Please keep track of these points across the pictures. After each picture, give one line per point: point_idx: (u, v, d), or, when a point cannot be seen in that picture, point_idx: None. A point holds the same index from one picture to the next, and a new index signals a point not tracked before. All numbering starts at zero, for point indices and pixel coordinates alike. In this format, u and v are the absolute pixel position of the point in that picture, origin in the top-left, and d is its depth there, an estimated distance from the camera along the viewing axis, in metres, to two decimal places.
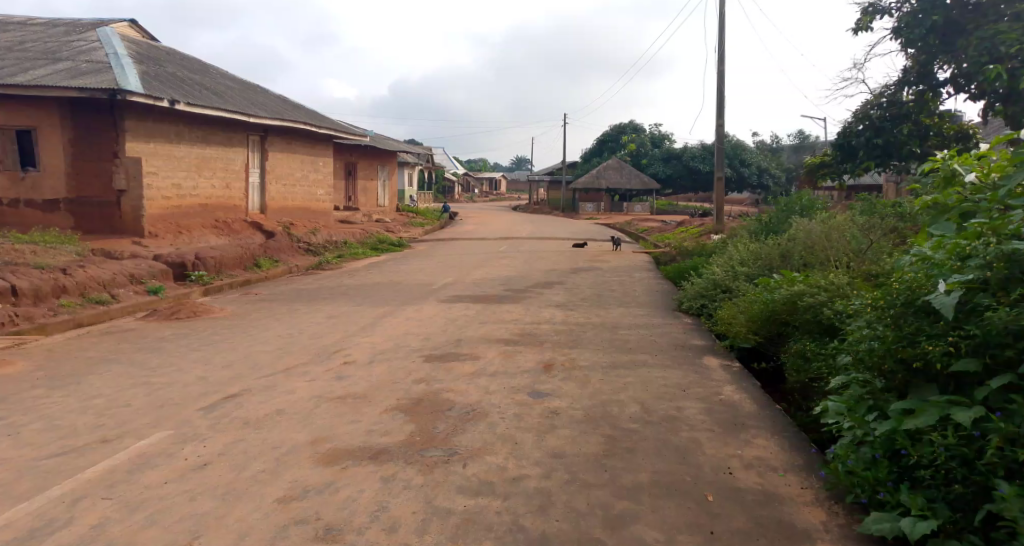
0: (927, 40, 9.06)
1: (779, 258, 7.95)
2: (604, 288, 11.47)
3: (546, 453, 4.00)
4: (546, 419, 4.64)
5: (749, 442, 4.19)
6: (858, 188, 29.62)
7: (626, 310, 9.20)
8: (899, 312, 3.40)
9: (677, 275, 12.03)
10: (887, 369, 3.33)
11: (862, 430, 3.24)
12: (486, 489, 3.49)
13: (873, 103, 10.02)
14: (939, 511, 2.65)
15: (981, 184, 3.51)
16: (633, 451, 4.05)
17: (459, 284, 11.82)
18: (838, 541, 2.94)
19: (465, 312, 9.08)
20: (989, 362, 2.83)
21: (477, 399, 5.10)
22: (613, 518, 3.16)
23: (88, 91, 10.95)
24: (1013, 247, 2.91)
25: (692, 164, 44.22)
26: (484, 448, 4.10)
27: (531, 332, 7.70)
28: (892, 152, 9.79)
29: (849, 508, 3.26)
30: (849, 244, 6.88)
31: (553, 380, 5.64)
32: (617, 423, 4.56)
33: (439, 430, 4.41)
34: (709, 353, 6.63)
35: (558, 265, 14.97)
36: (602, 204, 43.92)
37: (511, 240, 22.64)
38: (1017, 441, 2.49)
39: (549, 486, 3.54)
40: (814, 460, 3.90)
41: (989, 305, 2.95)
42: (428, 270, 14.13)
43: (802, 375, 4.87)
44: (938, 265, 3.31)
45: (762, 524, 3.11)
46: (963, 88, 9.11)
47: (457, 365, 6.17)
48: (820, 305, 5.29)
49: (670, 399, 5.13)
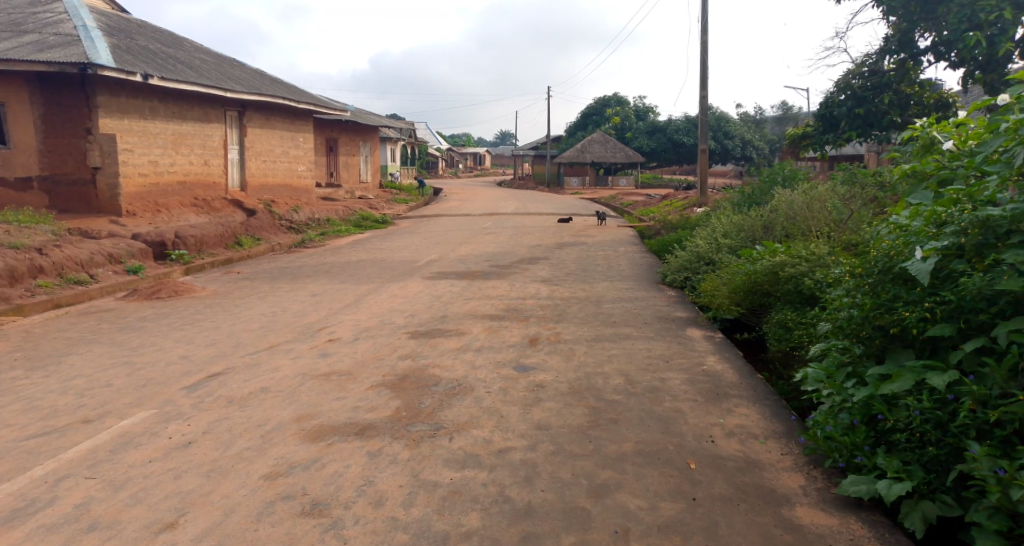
0: (909, 7, 9.06)
1: (762, 230, 8.03)
2: (589, 262, 11.51)
3: (532, 426, 4.04)
4: (531, 392, 4.67)
5: (731, 411, 4.26)
6: (837, 159, 30.16)
7: (610, 284, 9.26)
8: (878, 280, 3.49)
9: (661, 249, 12.08)
10: (866, 335, 3.42)
11: (840, 396, 3.30)
12: (473, 461, 3.53)
13: (855, 73, 10.07)
14: (914, 473, 2.71)
15: (958, 152, 3.56)
16: (617, 422, 4.09)
17: (444, 261, 11.79)
18: (816, 504, 3.01)
19: (450, 288, 9.07)
20: (964, 326, 2.89)
21: (463, 374, 5.13)
22: (598, 487, 3.21)
23: (57, 65, 10.62)
24: (986, 213, 2.96)
25: (676, 137, 44.20)
26: (469, 422, 4.12)
27: (515, 307, 7.71)
28: (874, 122, 9.82)
29: (827, 472, 3.33)
30: (831, 214, 6.95)
31: (538, 354, 5.69)
32: (601, 395, 4.60)
33: (425, 404, 4.42)
34: (692, 324, 6.69)
35: (544, 240, 14.99)
36: (587, 179, 43.83)
37: (497, 215, 22.58)
38: (989, 404, 2.54)
39: (534, 457, 3.58)
40: (792, 426, 3.98)
41: (964, 270, 3.00)
42: (412, 247, 14.07)
43: (784, 343, 4.92)
44: (916, 233, 3.36)
45: (743, 490, 3.17)
46: (943, 56, 9.14)
47: (442, 341, 6.17)
48: (801, 275, 5.36)
49: (654, 370, 5.18)
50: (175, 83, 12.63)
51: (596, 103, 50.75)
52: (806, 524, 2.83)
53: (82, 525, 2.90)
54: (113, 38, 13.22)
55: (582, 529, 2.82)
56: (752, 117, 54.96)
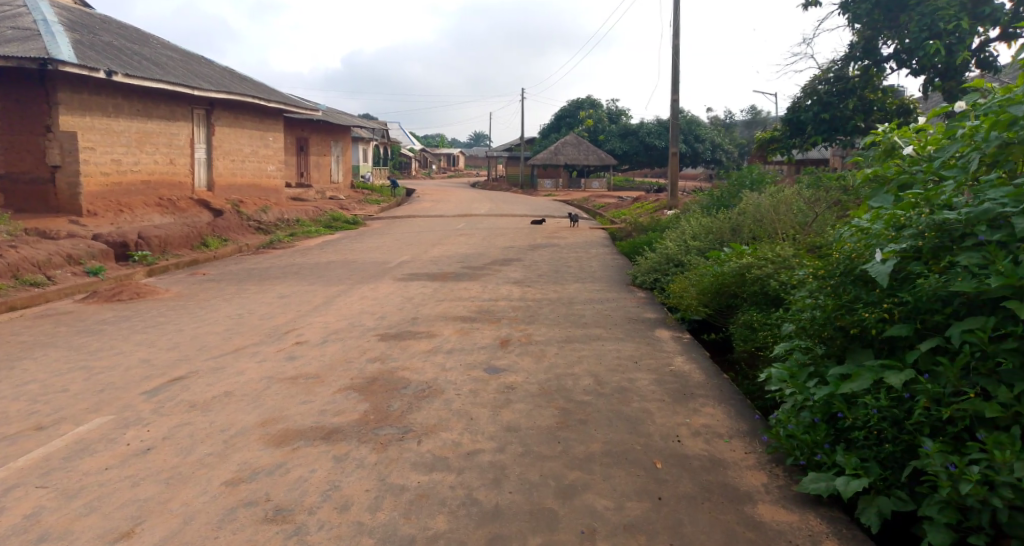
0: (873, 15, 9.30)
1: (729, 232, 8.16)
2: (561, 263, 11.57)
3: (501, 428, 4.03)
4: (501, 394, 4.67)
5: (698, 410, 4.31)
6: (803, 162, 30.86)
7: (581, 285, 9.32)
8: (839, 282, 3.58)
9: (632, 251, 12.21)
10: (827, 336, 3.50)
11: (802, 395, 3.36)
12: (441, 464, 3.51)
13: (821, 78, 10.30)
14: (871, 469, 2.78)
15: (918, 156, 3.67)
16: (586, 422, 4.11)
17: (415, 262, 11.73)
18: (777, 502, 3.06)
19: (421, 289, 9.02)
20: (920, 327, 2.98)
21: (432, 376, 5.10)
22: (566, 488, 3.22)
23: (15, 61, 10.28)
24: (942, 218, 3.06)
25: (648, 140, 44.67)
26: (438, 424, 4.10)
27: (487, 308, 7.70)
28: (838, 126, 10.09)
29: (788, 470, 3.39)
30: (796, 217, 7.09)
31: (509, 356, 5.68)
32: (571, 396, 4.62)
33: (393, 408, 4.39)
34: (661, 325, 6.76)
35: (516, 242, 15.03)
36: (560, 181, 44.05)
37: (470, 216, 22.55)
38: (942, 401, 2.62)
39: (503, 459, 3.58)
40: (756, 425, 4.04)
41: (920, 273, 3.10)
42: (383, 248, 13.97)
43: (749, 344, 5.00)
44: (876, 236, 3.47)
45: (707, 489, 3.20)
46: (905, 64, 9.40)
47: (412, 343, 6.13)
48: (767, 277, 5.45)
49: (623, 371, 5.22)
50: (140, 81, 12.32)
51: (570, 106, 51.07)
52: (767, 521, 2.88)
53: (33, 536, 2.80)
54: (75, 33, 12.84)
55: (549, 530, 2.82)
56: (722, 120, 55.82)
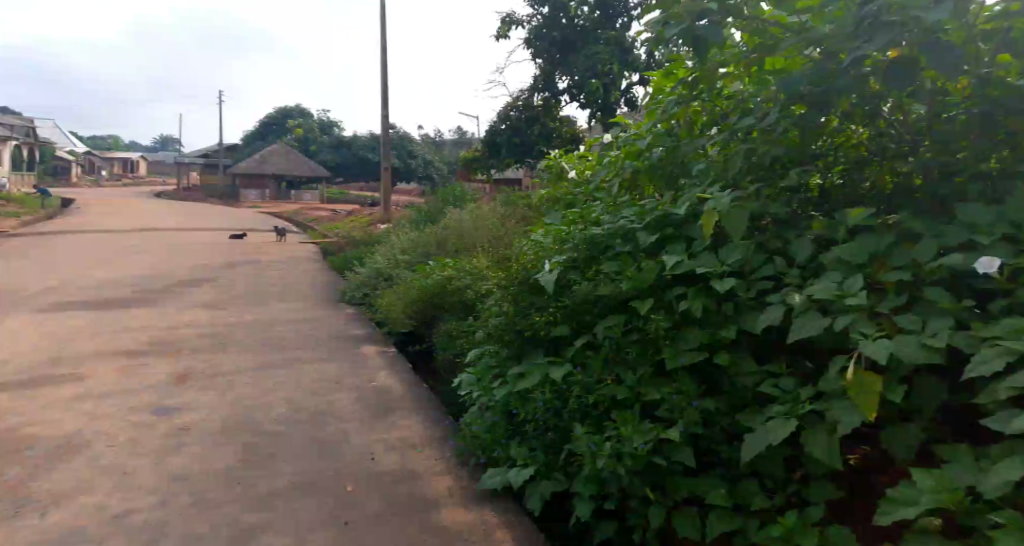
0: (550, 53, 10.74)
1: (434, 246, 8.49)
2: (262, 283, 10.77)
3: (166, 478, 3.50)
4: (172, 438, 4.07)
5: (395, 424, 4.33)
6: (502, 182, 34.15)
7: (283, 305, 8.76)
8: (517, 288, 3.93)
9: (342, 266, 11.94)
10: (508, 339, 3.80)
11: (485, 396, 3.58)
12: (76, 537, 2.87)
13: (512, 106, 11.35)
14: (537, 458, 3.08)
15: (580, 179, 4.30)
16: (273, 455, 3.81)
17: (70, 288, 9.69)
18: (460, 503, 3.19)
19: (76, 321, 7.48)
20: (577, 326, 3.41)
21: (78, 428, 4.21)
22: (240, 533, 2.91)
23: None
24: (591, 233, 3.56)
25: (364, 154, 44.67)
26: (78, 487, 3.37)
27: (165, 339, 6.71)
28: (527, 150, 11.37)
29: (473, 470, 3.60)
30: (492, 230, 7.66)
31: (188, 392, 5.01)
32: (259, 427, 4.25)
33: (13, 476, 3.48)
34: (366, 342, 6.70)
35: (210, 260, 13.53)
36: (270, 193, 41.29)
37: (156, 232, 19.64)
38: (589, 390, 3.02)
39: (164, 514, 3.09)
40: (448, 431, 4.22)
41: (577, 280, 3.56)
42: (23, 272, 11.25)
43: (448, 352, 5.22)
44: (546, 248, 3.89)
45: (395, 504, 3.20)
46: (575, 98, 10.97)
47: (54, 390, 5.00)
48: (464, 286, 5.76)
49: (321, 393, 5.00)
50: None
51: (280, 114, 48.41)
52: (447, 524, 2.98)
53: None
54: None
55: None
56: (434, 139, 58.78)
